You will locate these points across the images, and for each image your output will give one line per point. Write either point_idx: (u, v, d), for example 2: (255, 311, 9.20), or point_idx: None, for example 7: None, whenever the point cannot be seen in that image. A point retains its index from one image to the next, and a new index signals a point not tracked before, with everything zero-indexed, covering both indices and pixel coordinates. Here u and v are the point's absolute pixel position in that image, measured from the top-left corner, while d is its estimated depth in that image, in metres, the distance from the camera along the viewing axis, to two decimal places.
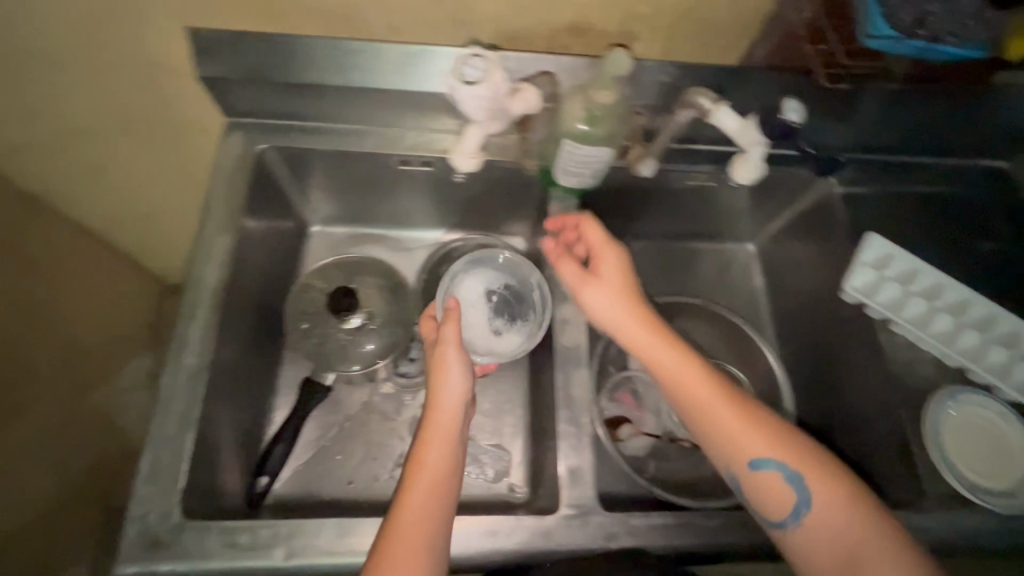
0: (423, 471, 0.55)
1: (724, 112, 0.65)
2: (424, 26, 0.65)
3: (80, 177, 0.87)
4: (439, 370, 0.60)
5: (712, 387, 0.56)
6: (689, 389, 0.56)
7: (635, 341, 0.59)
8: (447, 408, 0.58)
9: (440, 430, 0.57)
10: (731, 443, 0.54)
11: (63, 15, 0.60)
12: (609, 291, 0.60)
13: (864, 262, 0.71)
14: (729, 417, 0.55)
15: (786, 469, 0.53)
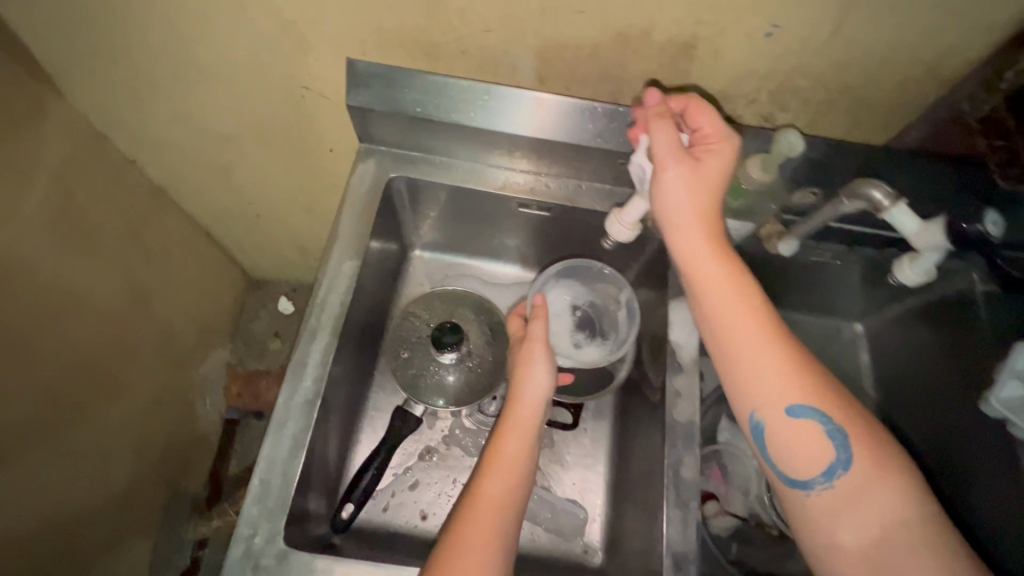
0: (498, 458, 0.59)
1: (903, 211, 0.50)
2: (571, 78, 0.65)
3: (208, 176, 0.91)
4: (525, 365, 0.64)
5: (761, 325, 0.54)
6: (737, 322, 0.54)
7: (696, 254, 0.56)
8: (526, 408, 0.62)
9: (518, 427, 0.61)
10: (777, 387, 0.52)
11: (235, 39, 0.63)
12: (692, 189, 0.55)
13: (1013, 370, 0.64)
14: (773, 354, 0.53)
15: (822, 417, 0.52)
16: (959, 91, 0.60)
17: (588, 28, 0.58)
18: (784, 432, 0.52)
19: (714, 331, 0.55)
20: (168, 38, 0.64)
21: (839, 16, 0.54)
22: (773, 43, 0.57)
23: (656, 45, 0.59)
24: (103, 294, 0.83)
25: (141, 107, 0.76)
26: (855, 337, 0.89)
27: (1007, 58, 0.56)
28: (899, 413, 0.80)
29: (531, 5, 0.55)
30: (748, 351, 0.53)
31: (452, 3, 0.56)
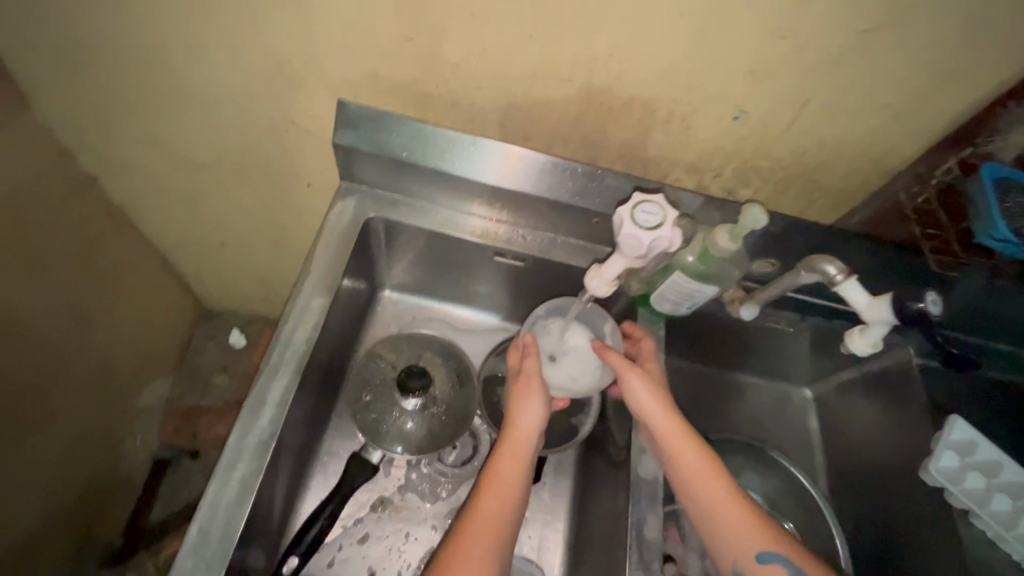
0: (496, 480, 0.56)
1: (854, 287, 0.54)
2: (553, 138, 0.68)
3: (173, 201, 0.88)
4: (520, 398, 0.62)
5: (722, 484, 0.57)
6: (700, 485, 0.57)
7: (662, 431, 0.60)
8: (524, 431, 0.60)
9: (514, 448, 0.59)
10: (739, 537, 0.54)
11: (225, 70, 0.63)
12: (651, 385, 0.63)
13: (947, 443, 0.69)
14: (733, 508, 0.56)
15: (790, 564, 0.52)
16: (896, 183, 0.67)
17: (574, 95, 0.61)
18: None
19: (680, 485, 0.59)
20: (154, 62, 0.64)
21: (798, 108, 0.60)
22: (740, 124, 0.63)
23: (635, 117, 0.63)
24: (37, 315, 0.77)
25: (113, 126, 0.74)
26: (805, 402, 0.92)
27: (938, 157, 0.62)
28: (846, 478, 0.83)
29: (522, 69, 0.59)
30: (715, 505, 0.56)
31: (447, 59, 0.58)
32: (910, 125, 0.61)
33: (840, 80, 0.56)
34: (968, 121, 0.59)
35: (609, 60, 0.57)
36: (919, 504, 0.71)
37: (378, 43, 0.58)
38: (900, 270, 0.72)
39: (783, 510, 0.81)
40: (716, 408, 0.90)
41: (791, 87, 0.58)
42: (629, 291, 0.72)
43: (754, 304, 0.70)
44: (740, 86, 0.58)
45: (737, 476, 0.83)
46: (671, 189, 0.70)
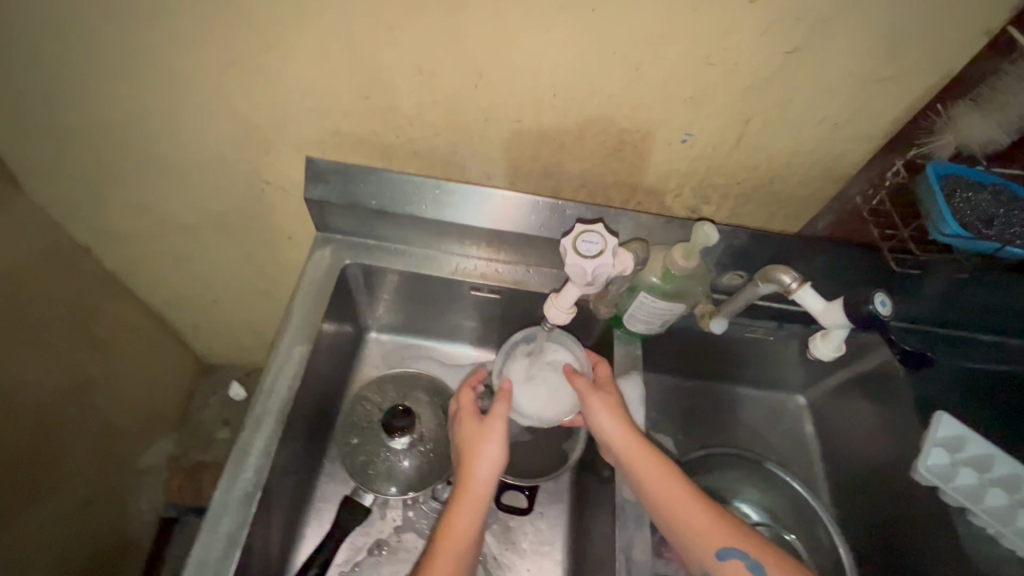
0: (450, 536, 0.57)
1: (809, 292, 0.56)
2: (513, 175, 0.71)
3: (163, 264, 0.92)
4: (478, 442, 0.62)
5: (681, 487, 0.57)
6: (659, 490, 0.57)
7: (620, 445, 0.61)
8: (479, 478, 0.60)
9: (470, 500, 0.59)
10: (699, 537, 0.54)
11: (200, 139, 0.67)
12: (608, 402, 0.64)
13: (935, 440, 0.69)
14: (692, 510, 0.56)
15: (749, 558, 0.53)
16: (852, 187, 0.69)
17: (526, 133, 0.65)
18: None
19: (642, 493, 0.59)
20: (135, 137, 0.68)
21: (742, 126, 0.62)
22: (689, 146, 0.66)
23: (588, 147, 0.66)
24: (37, 385, 0.80)
25: (101, 200, 0.79)
26: (799, 409, 0.92)
27: (885, 160, 0.64)
28: (846, 485, 0.82)
29: (475, 115, 0.62)
30: (672, 509, 0.56)
31: (403, 112, 0.62)
32: (852, 134, 0.63)
33: (774, 99, 0.59)
34: (905, 125, 0.61)
35: (553, 99, 0.60)
36: (917, 504, 0.70)
37: (336, 104, 0.61)
38: (868, 272, 0.73)
39: (785, 522, 0.80)
40: (711, 422, 0.89)
41: (730, 109, 0.60)
42: (598, 314, 0.75)
43: (721, 318, 0.71)
44: (681, 112, 0.61)
45: (737, 492, 0.82)
46: (628, 213, 0.71)
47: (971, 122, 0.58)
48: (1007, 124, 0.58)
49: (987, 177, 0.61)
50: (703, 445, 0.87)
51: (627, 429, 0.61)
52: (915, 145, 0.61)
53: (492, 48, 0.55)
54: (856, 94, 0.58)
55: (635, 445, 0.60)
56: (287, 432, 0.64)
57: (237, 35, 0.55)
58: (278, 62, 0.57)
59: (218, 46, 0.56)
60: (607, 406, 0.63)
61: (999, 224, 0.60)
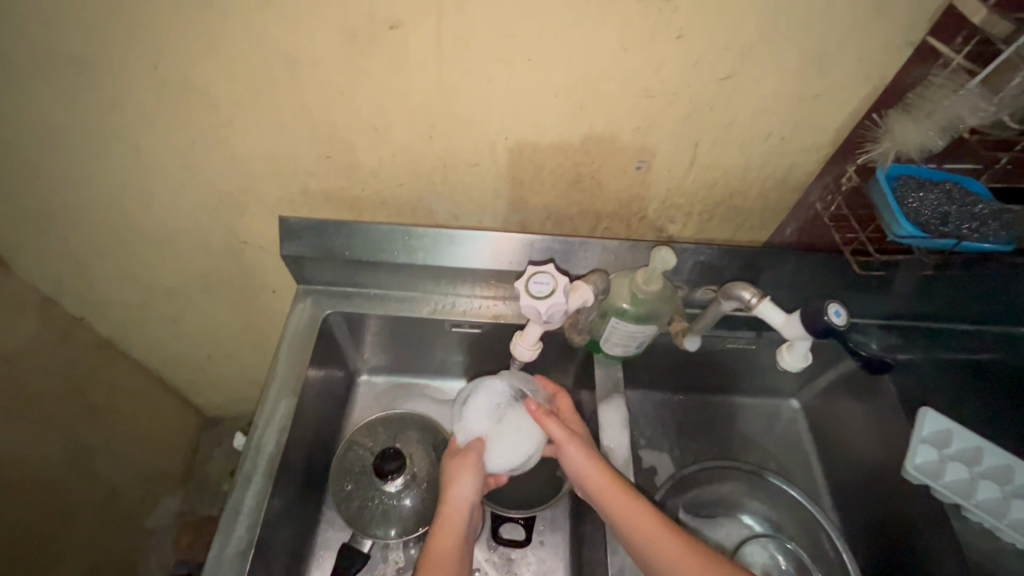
0: (434, 558, 0.59)
1: (768, 306, 0.63)
2: (480, 213, 0.73)
3: (155, 327, 0.95)
4: (453, 477, 0.66)
5: (654, 519, 0.59)
6: (634, 526, 0.58)
7: (594, 483, 0.62)
8: (456, 503, 0.64)
9: (450, 525, 0.63)
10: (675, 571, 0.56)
11: (177, 206, 0.71)
12: (579, 441, 0.65)
13: (921, 437, 0.70)
14: (666, 542, 0.57)
15: None
16: (811, 194, 0.70)
17: (486, 175, 0.67)
18: None
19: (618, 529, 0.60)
20: (115, 212, 0.72)
21: (692, 148, 0.64)
22: (645, 172, 0.68)
23: (548, 182, 0.68)
24: (38, 456, 0.83)
25: (90, 272, 0.82)
26: (793, 413, 0.91)
27: (837, 167, 0.66)
28: (846, 488, 0.81)
29: (433, 162, 0.65)
30: (647, 542, 0.58)
31: (365, 166, 0.65)
32: (799, 146, 0.65)
33: (718, 121, 0.61)
34: (849, 133, 0.63)
35: (506, 142, 0.63)
36: (915, 502, 0.70)
37: (301, 164, 0.65)
38: (836, 275, 0.74)
39: (787, 530, 0.80)
40: (705, 435, 0.88)
41: (676, 134, 0.63)
42: (574, 342, 0.76)
43: (695, 335, 0.72)
44: (630, 142, 0.63)
45: (737, 503, 0.82)
46: (594, 240, 0.73)
47: (904, 129, 0.59)
48: (937, 128, 0.58)
49: (937, 175, 0.62)
50: (698, 459, 0.85)
51: (601, 466, 0.63)
52: (861, 152, 0.63)
53: (439, 101, 0.58)
54: (793, 110, 0.60)
55: (608, 481, 0.61)
56: (278, 486, 0.65)
57: (201, 112, 0.59)
58: (242, 132, 0.61)
59: (185, 122, 0.61)
60: (579, 445, 0.65)
61: (955, 219, 0.60)
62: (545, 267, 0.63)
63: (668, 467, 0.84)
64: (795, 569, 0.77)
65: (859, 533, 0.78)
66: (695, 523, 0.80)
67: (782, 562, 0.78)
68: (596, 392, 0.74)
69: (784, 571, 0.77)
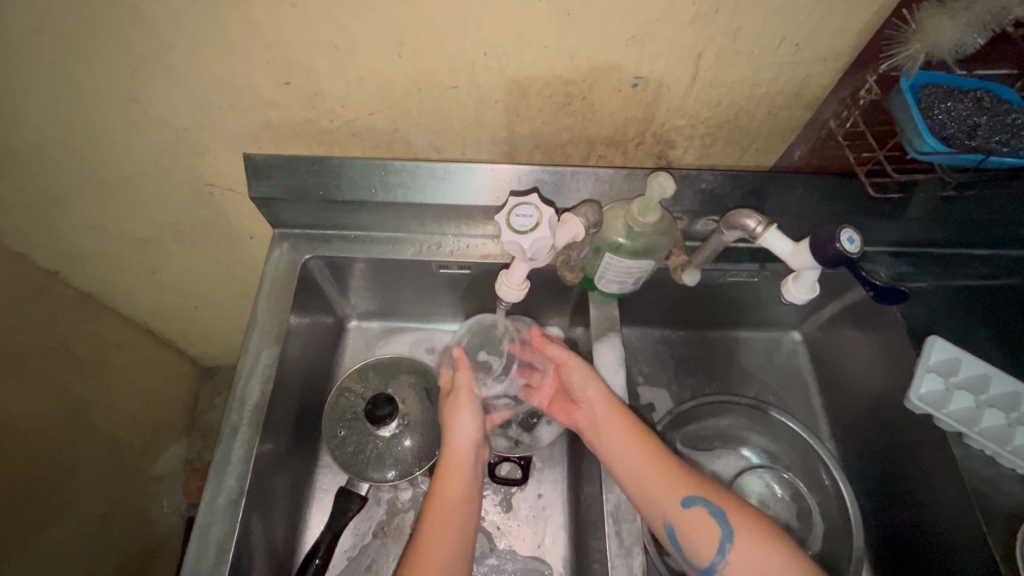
0: (442, 506, 0.59)
1: (775, 235, 0.59)
2: (463, 145, 0.67)
3: (134, 278, 0.91)
4: (452, 413, 0.65)
5: (648, 441, 0.59)
6: (627, 445, 0.59)
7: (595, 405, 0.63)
8: (460, 446, 0.63)
9: (456, 468, 0.62)
10: (665, 488, 0.56)
11: (132, 147, 0.65)
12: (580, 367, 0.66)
13: (927, 366, 0.67)
14: (660, 462, 0.58)
15: (712, 505, 0.55)
16: (824, 110, 0.64)
17: (466, 100, 0.61)
18: (682, 524, 0.54)
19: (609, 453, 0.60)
20: (67, 156, 0.66)
21: (694, 60, 0.58)
22: (642, 91, 0.61)
23: (535, 106, 0.62)
24: (31, 413, 0.81)
25: (54, 223, 0.77)
26: (795, 345, 0.89)
27: (856, 78, 0.59)
28: (845, 418, 0.80)
29: (406, 87, 0.59)
30: (637, 462, 0.58)
31: (330, 93, 0.59)
32: (814, 55, 0.58)
33: (725, 25, 0.54)
34: (873, 35, 0.56)
35: (486, 59, 0.56)
36: (918, 431, 0.69)
37: (261, 94, 0.59)
38: (848, 201, 0.69)
39: (784, 460, 0.80)
40: (704, 370, 0.86)
41: (676, 44, 0.56)
42: (566, 281, 0.72)
43: (694, 269, 0.68)
44: (624, 54, 0.56)
45: (735, 436, 0.81)
46: (587, 170, 0.67)
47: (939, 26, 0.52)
48: (975, 24, 0.51)
49: (968, 83, 0.56)
50: (697, 394, 0.84)
51: (603, 390, 0.63)
52: (883, 56, 0.56)
53: (405, 12, 0.51)
54: (809, 9, 0.53)
55: (603, 404, 0.62)
56: (267, 435, 0.64)
57: (139, 36, 0.53)
58: (188, 56, 0.55)
59: (121, 48, 0.54)
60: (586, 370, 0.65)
61: (984, 134, 0.55)
62: (530, 197, 0.57)
63: (667, 403, 0.83)
64: (790, 497, 0.78)
65: (858, 460, 0.78)
66: (692, 456, 0.80)
67: (778, 491, 0.78)
68: (591, 332, 0.72)
69: (779, 499, 0.78)
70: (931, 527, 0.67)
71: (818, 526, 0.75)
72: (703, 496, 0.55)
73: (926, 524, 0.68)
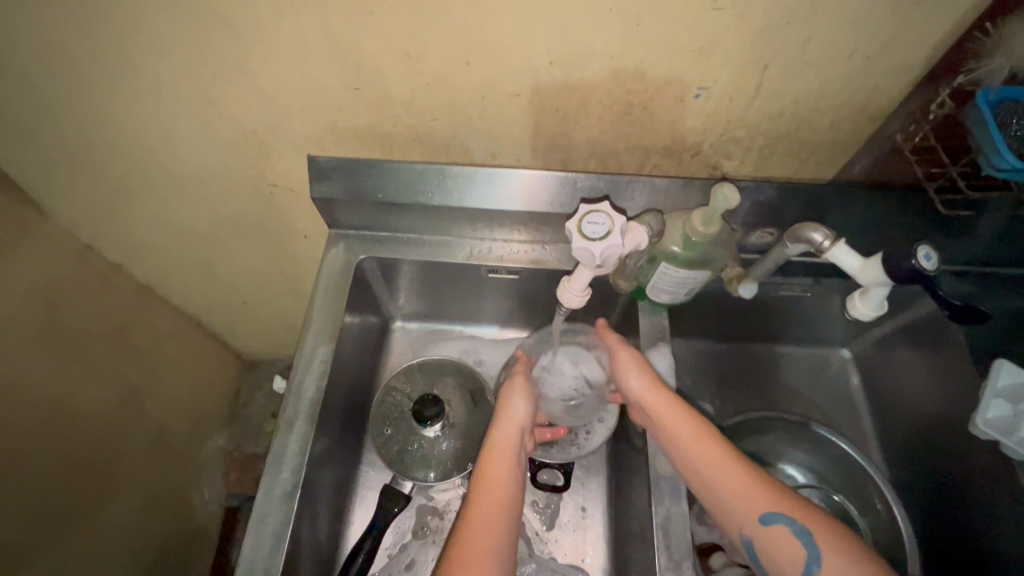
0: (486, 485, 0.58)
1: (842, 249, 0.57)
2: (519, 151, 0.68)
3: (190, 273, 0.95)
4: (503, 402, 0.67)
5: (721, 450, 0.56)
6: (698, 453, 0.56)
7: (656, 407, 0.61)
8: (506, 432, 0.63)
9: (500, 450, 0.62)
10: (740, 504, 0.53)
11: (204, 146, 0.68)
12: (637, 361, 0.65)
13: (995, 391, 0.64)
14: (736, 474, 0.55)
15: (795, 524, 0.51)
16: (891, 124, 0.63)
17: (527, 107, 0.61)
18: (762, 542, 0.51)
19: (681, 458, 0.58)
20: (143, 153, 0.70)
21: (760, 71, 0.57)
22: (704, 101, 0.61)
23: (594, 114, 0.62)
24: (93, 397, 0.85)
25: (124, 216, 0.81)
26: (844, 363, 0.87)
27: (927, 91, 0.58)
28: (900, 442, 0.77)
29: (469, 93, 0.60)
30: (708, 468, 0.56)
31: (396, 99, 0.61)
32: (885, 68, 0.57)
33: (795, 36, 0.54)
34: (950, 48, 0.55)
35: (551, 68, 0.57)
36: (980, 455, 0.66)
37: (330, 99, 0.61)
38: (911, 216, 0.67)
39: (830, 483, 0.78)
40: (749, 385, 0.85)
41: (742, 54, 0.55)
42: (619, 290, 0.72)
43: (751, 282, 0.67)
44: (689, 64, 0.56)
45: (780, 454, 0.79)
46: (643, 179, 0.67)
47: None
48: None
49: None
50: (741, 409, 0.83)
51: (659, 389, 0.62)
52: (961, 71, 0.55)
53: (477, 21, 0.52)
54: (884, 20, 0.52)
55: (669, 406, 0.60)
56: (319, 430, 0.66)
57: (221, 41, 0.55)
58: (266, 60, 0.57)
59: (203, 52, 0.56)
60: (637, 366, 0.64)
61: None
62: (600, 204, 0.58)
63: (710, 417, 0.82)
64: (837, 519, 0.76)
65: (912, 484, 0.75)
66: None
67: (824, 512, 0.77)
68: (641, 341, 0.71)
69: None
70: (996, 559, 0.64)
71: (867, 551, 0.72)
72: (785, 513, 0.52)
73: (988, 554, 0.65)
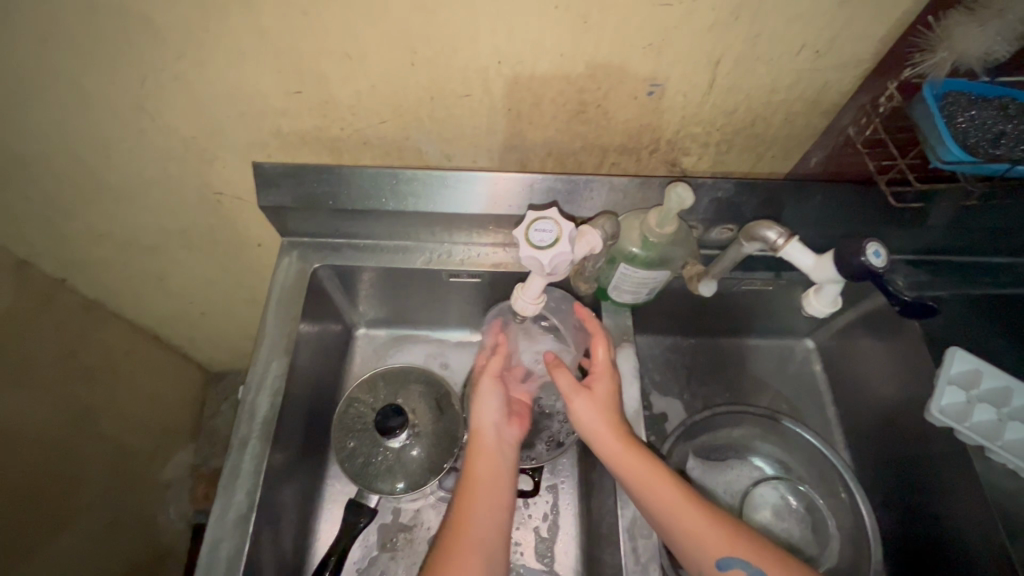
0: (472, 483, 0.59)
1: (796, 247, 0.58)
2: (474, 152, 0.66)
3: (141, 285, 0.91)
4: (476, 398, 0.64)
5: (677, 492, 0.55)
6: (654, 495, 0.55)
7: (608, 450, 0.59)
8: (487, 427, 0.62)
9: (484, 446, 0.61)
10: (700, 548, 0.53)
11: (141, 156, 0.65)
12: (589, 403, 0.61)
13: (949, 377, 0.66)
14: (693, 516, 0.54)
15: (750, 567, 0.51)
16: (843, 117, 0.63)
17: (479, 108, 0.60)
18: None
19: (637, 499, 0.57)
20: (78, 165, 0.66)
21: (711, 67, 0.57)
22: (657, 99, 0.60)
23: (548, 114, 0.61)
24: (40, 420, 0.81)
25: (64, 232, 0.77)
26: (807, 353, 0.88)
27: (876, 85, 0.58)
28: (862, 429, 0.79)
29: (418, 96, 0.58)
30: (666, 511, 0.55)
31: (341, 102, 0.58)
32: (834, 62, 0.57)
33: (742, 33, 0.53)
34: (896, 42, 0.55)
35: (500, 67, 0.55)
36: (935, 442, 0.68)
37: (271, 103, 0.58)
38: (865, 208, 0.68)
39: (796, 473, 0.79)
40: (716, 378, 0.85)
41: (693, 51, 0.55)
42: (580, 292, 0.72)
43: (711, 281, 0.66)
44: (640, 63, 0.56)
45: (748, 447, 0.80)
46: (600, 178, 0.66)
47: (966, 33, 0.52)
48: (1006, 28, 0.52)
49: (991, 90, 0.56)
50: (709, 404, 0.83)
51: (616, 431, 0.59)
52: (907, 64, 0.55)
53: (419, 21, 0.50)
54: (831, 15, 0.52)
55: (620, 449, 0.58)
56: (276, 446, 0.64)
57: (149, 46, 0.52)
58: (197, 65, 0.54)
59: (128, 57, 0.53)
60: (594, 406, 0.60)
61: (1010, 140, 0.54)
62: (548, 211, 0.56)
63: (679, 413, 0.82)
64: (804, 509, 0.77)
65: (873, 469, 0.77)
66: (704, 468, 0.79)
67: (792, 502, 0.77)
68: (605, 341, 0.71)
69: (794, 510, 0.77)
70: (951, 537, 0.66)
71: (833, 539, 0.74)
72: (741, 558, 0.52)
73: (944, 534, 0.67)
